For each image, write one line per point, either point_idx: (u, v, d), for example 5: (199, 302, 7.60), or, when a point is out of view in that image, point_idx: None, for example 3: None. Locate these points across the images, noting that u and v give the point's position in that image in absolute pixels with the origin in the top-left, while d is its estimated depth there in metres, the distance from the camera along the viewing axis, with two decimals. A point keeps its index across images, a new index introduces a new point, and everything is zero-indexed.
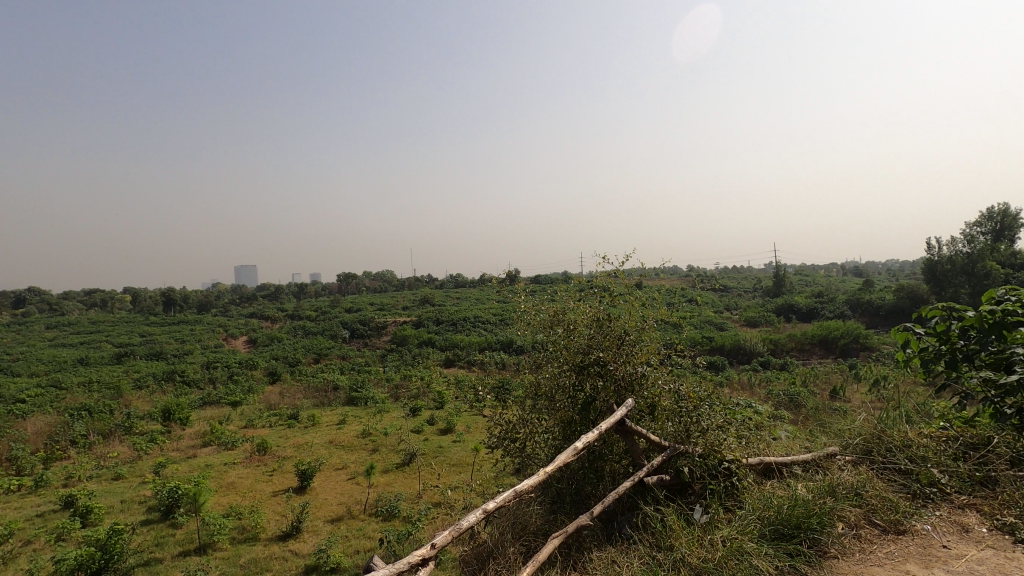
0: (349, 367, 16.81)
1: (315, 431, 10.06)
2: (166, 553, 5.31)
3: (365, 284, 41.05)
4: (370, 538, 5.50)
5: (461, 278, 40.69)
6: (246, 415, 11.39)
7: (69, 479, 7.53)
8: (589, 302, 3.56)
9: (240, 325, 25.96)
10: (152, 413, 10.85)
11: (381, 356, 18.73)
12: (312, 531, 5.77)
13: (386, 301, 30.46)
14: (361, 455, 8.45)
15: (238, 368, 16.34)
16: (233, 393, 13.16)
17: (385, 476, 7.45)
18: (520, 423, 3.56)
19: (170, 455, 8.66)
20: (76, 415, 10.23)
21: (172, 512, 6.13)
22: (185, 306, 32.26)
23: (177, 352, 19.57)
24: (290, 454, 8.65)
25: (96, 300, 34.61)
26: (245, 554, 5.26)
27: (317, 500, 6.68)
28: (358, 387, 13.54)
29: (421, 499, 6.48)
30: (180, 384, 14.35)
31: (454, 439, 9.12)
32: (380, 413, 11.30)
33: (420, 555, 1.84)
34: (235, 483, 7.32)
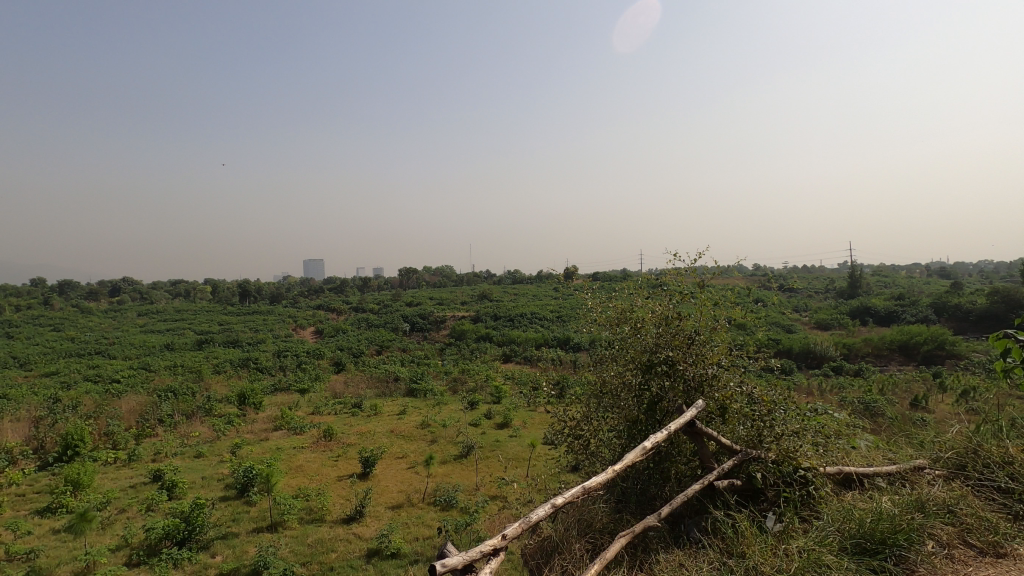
0: (410, 359, 17.30)
1: (377, 420, 10.42)
2: (241, 527, 5.66)
3: (424, 279, 41.99)
4: (428, 526, 5.64)
5: (519, 274, 40.87)
6: (314, 402, 11.95)
7: (157, 455, 8.17)
8: (657, 301, 3.49)
9: (308, 316, 27.27)
10: (229, 397, 11.58)
11: (440, 349, 19.12)
12: (374, 516, 5.99)
13: (445, 296, 31.03)
14: (420, 446, 8.68)
15: (306, 357, 17.16)
16: (302, 381, 13.84)
17: (443, 467, 7.61)
18: (584, 420, 3.56)
19: (245, 437, 9.22)
20: (164, 396, 11.08)
21: (246, 491, 6.53)
22: (259, 297, 34.19)
23: (251, 340, 20.75)
24: (354, 440, 9.02)
25: (180, 290, 37.27)
26: (312, 534, 5.52)
27: (379, 486, 6.92)
28: (418, 379, 13.91)
29: (478, 491, 6.59)
30: (254, 371, 15.23)
31: (511, 433, 9.20)
32: (439, 405, 11.58)
33: (492, 545, 1.88)
34: (304, 467, 7.70)
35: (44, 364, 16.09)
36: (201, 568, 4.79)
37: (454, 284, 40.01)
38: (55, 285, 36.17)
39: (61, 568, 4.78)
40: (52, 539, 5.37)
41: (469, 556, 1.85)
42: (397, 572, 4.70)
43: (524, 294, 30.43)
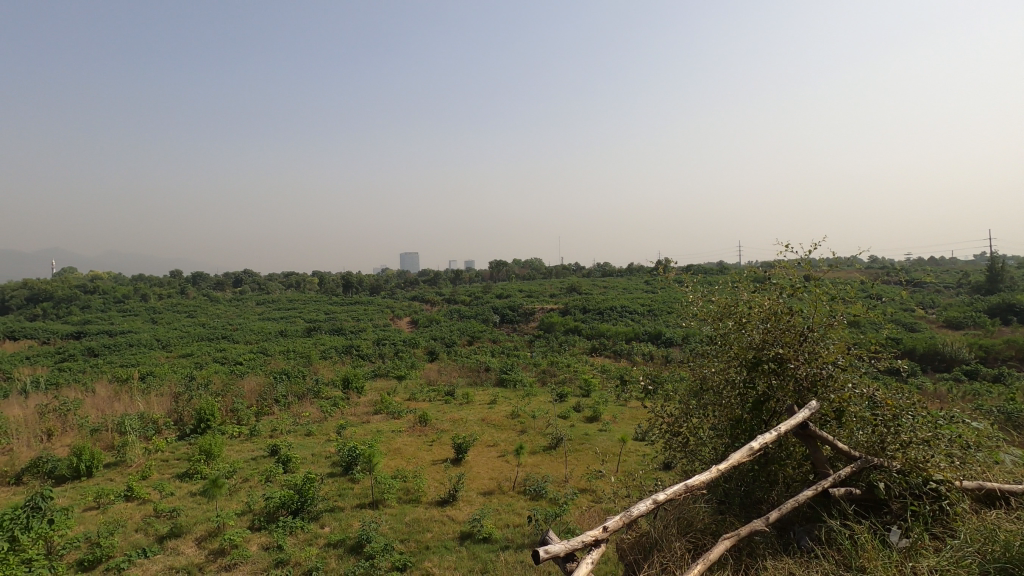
0: (500, 350, 17.63)
1: (469, 408, 10.75)
2: (346, 502, 6.09)
3: (514, 272, 42.54)
4: (518, 514, 5.75)
5: (608, 267, 40.24)
6: (410, 389, 12.55)
7: (274, 431, 8.99)
8: (764, 295, 3.31)
9: (405, 307, 28.61)
10: (334, 381, 12.46)
11: (529, 341, 19.31)
12: (466, 500, 6.20)
13: (534, 288, 31.26)
14: (510, 435, 8.85)
15: (403, 346, 18.06)
16: (399, 368, 14.58)
17: (533, 457, 7.71)
18: (683, 416, 3.46)
19: (348, 419, 9.89)
20: (279, 378, 12.15)
21: (350, 469, 7.01)
22: (360, 288, 36.41)
23: (353, 329, 22.16)
24: (447, 427, 9.38)
25: (292, 281, 40.55)
26: (409, 513, 5.82)
27: (471, 472, 7.15)
28: (508, 370, 14.16)
29: (568, 483, 6.61)
30: (356, 357, 16.26)
31: (601, 427, 9.12)
32: (528, 396, 11.73)
33: (592, 536, 1.89)
34: (401, 449, 8.12)
35: (181, 346, 18.21)
36: (312, 536, 5.22)
37: (543, 277, 40.15)
38: (190, 277, 40.74)
39: (197, 527, 5.41)
40: (190, 500, 6.09)
41: (571, 546, 1.89)
42: (489, 555, 4.84)
43: (614, 287, 29.92)
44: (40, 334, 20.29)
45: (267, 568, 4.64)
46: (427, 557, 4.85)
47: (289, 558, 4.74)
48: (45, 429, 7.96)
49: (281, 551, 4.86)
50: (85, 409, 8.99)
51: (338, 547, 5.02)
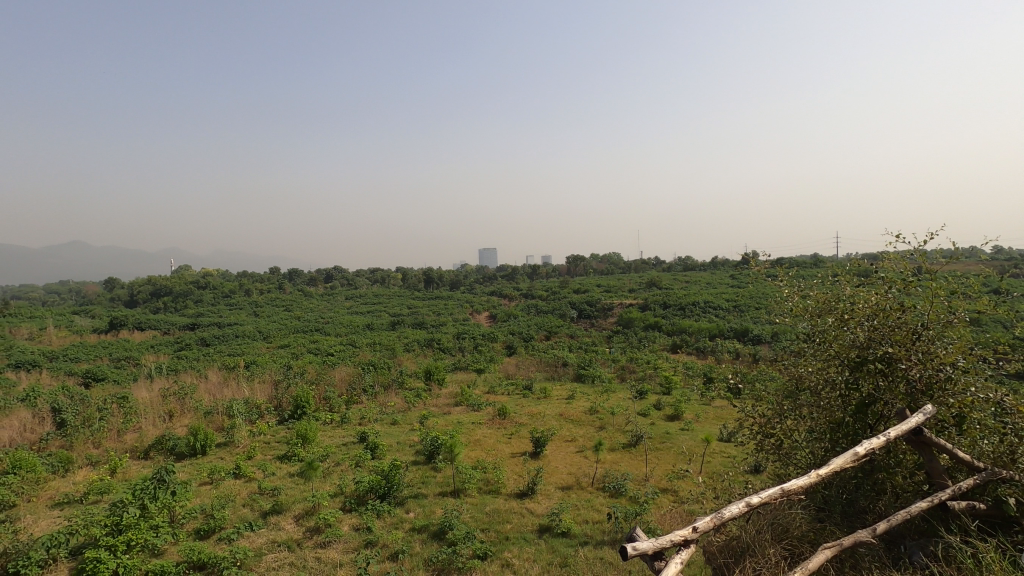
0: (578, 345, 17.52)
1: (547, 403, 10.78)
2: (430, 489, 6.32)
3: (592, 266, 42.08)
4: (598, 511, 5.71)
5: (691, 261, 38.79)
6: (489, 382, 12.79)
7: (362, 419, 9.49)
8: (867, 290, 3.06)
9: (483, 301, 29.13)
10: (418, 373, 12.93)
11: (607, 337, 19.06)
12: (545, 494, 6.24)
13: (612, 283, 30.77)
14: (589, 431, 8.79)
15: (482, 340, 18.42)
16: (478, 362, 14.90)
17: (612, 454, 7.62)
18: (776, 417, 3.28)
19: (431, 409, 10.24)
20: (367, 369, 12.79)
21: (433, 457, 7.25)
22: (440, 283, 37.49)
23: (435, 323, 22.88)
24: (525, 420, 9.47)
25: (377, 276, 42.48)
26: (489, 504, 5.95)
27: (550, 466, 7.18)
28: (586, 365, 14.06)
29: (648, 482, 6.48)
30: (437, 350, 16.78)
31: (683, 426, 8.83)
32: (607, 392, 11.60)
33: (682, 536, 1.85)
34: (481, 441, 8.30)
35: (280, 338, 19.61)
36: (398, 520, 5.47)
37: (622, 271, 39.39)
38: (287, 273, 43.78)
39: (295, 505, 5.83)
40: (290, 480, 6.57)
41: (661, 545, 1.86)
42: (568, 550, 4.85)
43: (696, 281, 28.84)
44: (162, 325, 22.62)
45: (358, 548, 4.92)
46: (507, 547, 4.94)
47: (377, 540, 5.00)
48: (167, 410, 8.89)
49: (370, 533, 5.14)
50: (200, 393, 9.93)
51: (422, 532, 5.23)
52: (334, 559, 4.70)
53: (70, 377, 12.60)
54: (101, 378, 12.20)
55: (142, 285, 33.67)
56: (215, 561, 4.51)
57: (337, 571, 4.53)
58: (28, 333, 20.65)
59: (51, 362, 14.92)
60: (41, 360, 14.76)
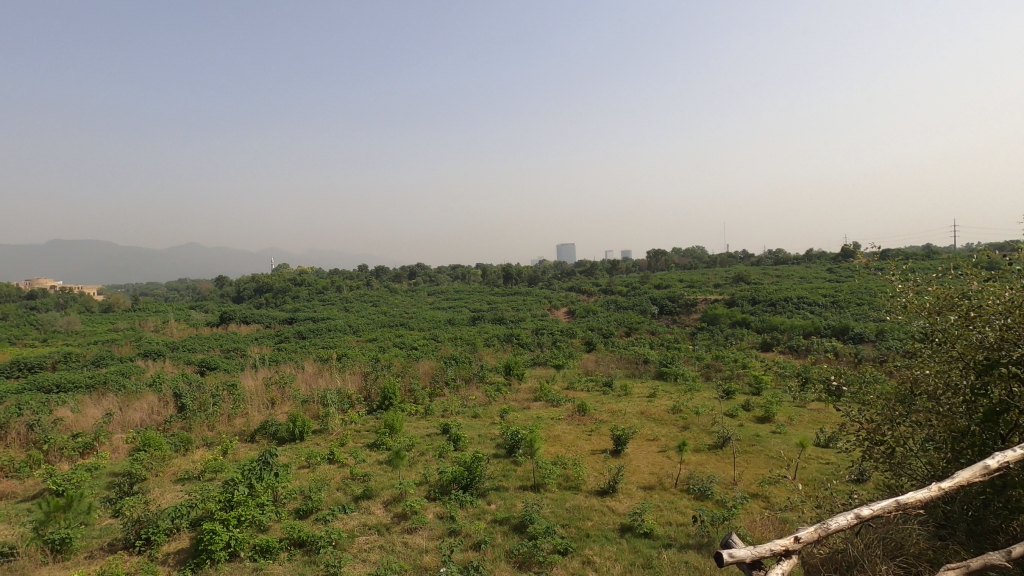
0: (659, 342, 17.04)
1: (627, 401, 10.59)
2: (510, 482, 6.41)
3: (673, 261, 40.75)
4: (682, 513, 5.53)
5: (783, 254, 36.50)
6: (568, 378, 12.74)
7: (445, 411, 9.78)
8: (1000, 284, 2.75)
9: (562, 297, 29.04)
10: (497, 368, 13.13)
11: (691, 333, 18.40)
12: (626, 493, 6.13)
13: (696, 277, 29.62)
14: (672, 431, 8.53)
15: (561, 336, 18.39)
16: (557, 357, 14.90)
17: (697, 455, 7.35)
18: (886, 424, 3.03)
19: (511, 404, 10.38)
20: (449, 363, 13.17)
21: (513, 451, 7.34)
22: (519, 279, 37.81)
23: (514, 318, 23.13)
24: (605, 418, 9.35)
25: (458, 273, 43.52)
26: (570, 500, 5.94)
27: (631, 465, 7.04)
28: (668, 363, 13.65)
29: (736, 487, 6.19)
30: (517, 346, 16.96)
31: (775, 429, 8.35)
32: (691, 391, 11.20)
33: (783, 546, 1.76)
34: (561, 437, 8.29)
35: (368, 332, 20.64)
36: (480, 511, 5.59)
37: (706, 266, 37.82)
38: (374, 270, 45.97)
39: (384, 491, 6.12)
40: (379, 468, 6.92)
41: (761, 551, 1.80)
42: (651, 551, 4.75)
43: (789, 275, 27.08)
44: (264, 319, 24.52)
45: (442, 535, 5.08)
46: (588, 544, 4.91)
47: (460, 530, 5.15)
48: (270, 398, 9.63)
49: (454, 522, 5.29)
50: (298, 382, 10.67)
51: (503, 524, 5.32)
52: (420, 545, 4.89)
53: (189, 365, 13.98)
54: (214, 367, 13.42)
55: (247, 282, 36.69)
56: (313, 539, 4.84)
57: (423, 556, 4.71)
58: (154, 325, 23.14)
59: (173, 352, 16.62)
60: (165, 350, 16.49)
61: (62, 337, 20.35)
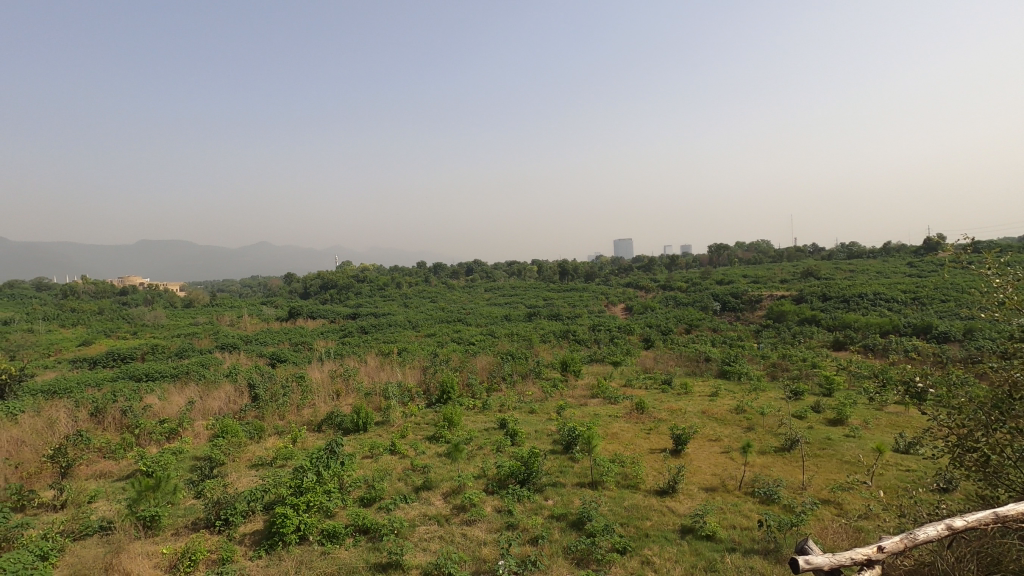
0: (721, 340, 16.47)
1: (688, 399, 10.31)
2: (568, 479, 6.39)
3: (736, 256, 39.24)
4: (746, 517, 5.34)
5: (858, 247, 34.38)
6: (625, 375, 12.56)
7: (502, 406, 9.88)
8: None
9: (619, 293, 28.58)
10: (554, 364, 13.12)
11: (756, 331, 17.67)
12: (687, 494, 5.98)
13: (761, 273, 28.44)
14: (735, 431, 8.24)
15: (618, 332, 18.14)
16: (615, 354, 14.72)
17: (762, 457, 7.08)
18: (981, 430, 2.79)
19: (567, 400, 10.34)
20: (506, 358, 13.28)
21: (570, 448, 7.31)
22: (575, 275, 37.60)
23: (570, 314, 23.02)
24: (665, 416, 9.15)
25: (514, 269, 43.74)
26: (628, 499, 5.86)
27: (692, 466, 6.86)
28: (731, 361, 13.19)
29: (805, 491, 5.91)
30: (573, 342, 16.88)
31: (848, 433, 7.90)
32: (756, 391, 10.78)
33: (865, 555, 1.74)
34: (618, 435, 8.19)
35: (427, 327, 21.13)
36: (537, 507, 5.62)
37: (772, 261, 36.20)
38: (432, 267, 46.95)
39: (443, 483, 6.26)
40: (438, 460, 7.07)
41: (839, 559, 1.74)
42: (714, 555, 4.61)
43: (864, 270, 25.49)
44: (329, 314, 25.59)
45: (500, 529, 5.14)
46: (647, 544, 4.83)
47: (518, 524, 5.19)
48: (335, 390, 10.04)
49: (512, 516, 5.35)
50: (361, 375, 11.07)
51: (561, 520, 5.31)
52: (478, 537, 4.97)
53: (261, 357, 14.79)
54: (284, 360, 14.15)
55: (313, 279, 38.34)
56: (376, 527, 5.01)
57: (482, 548, 4.78)
58: (230, 320, 24.64)
59: (247, 344, 17.65)
60: (240, 343, 17.53)
61: (150, 330, 22.02)
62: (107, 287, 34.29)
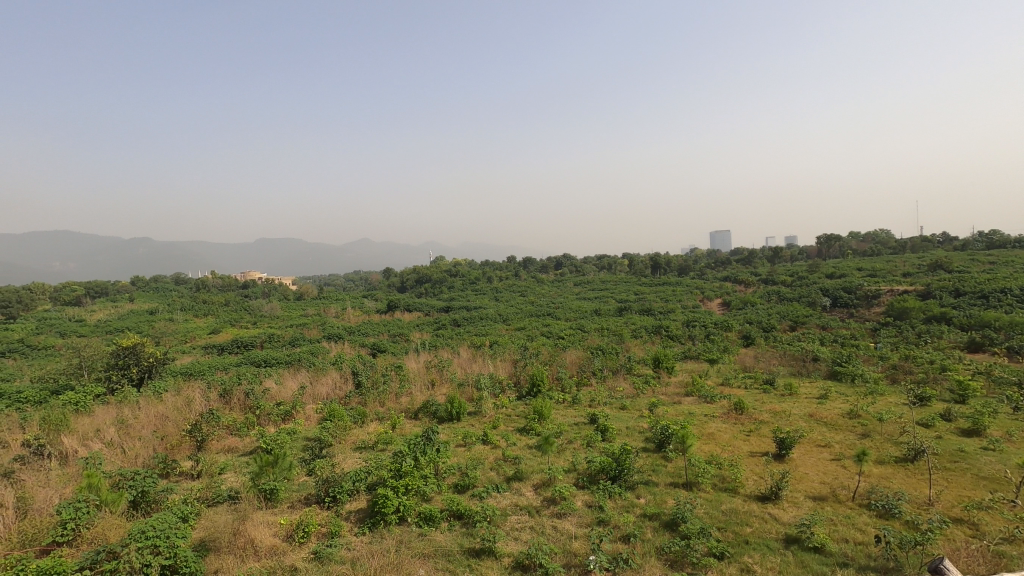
0: (832, 338, 15.24)
1: (793, 401, 9.65)
2: (661, 478, 6.22)
3: (849, 247, 36.04)
4: (861, 531, 4.92)
5: (1000, 236, 30.26)
6: (723, 374, 12.00)
7: (592, 401, 9.81)
8: None
9: (715, 288, 27.26)
10: (646, 360, 12.79)
11: (873, 329, 16.15)
12: (792, 502, 5.61)
13: (879, 265, 25.88)
14: (848, 438, 7.60)
15: (715, 328, 17.34)
16: (711, 351, 14.10)
17: (880, 467, 6.47)
18: None
19: (660, 398, 10.06)
20: (596, 353, 13.15)
21: (663, 447, 7.11)
22: (668, 269, 36.39)
23: (662, 309, 22.32)
24: (767, 418, 8.63)
25: (604, 263, 43.12)
26: (726, 502, 5.61)
27: (797, 472, 6.42)
28: (844, 361, 12.15)
29: (932, 508, 5.33)
30: (666, 338, 16.36)
31: (987, 445, 7.01)
32: (872, 394, 9.86)
33: None
34: (715, 435, 7.85)
35: (517, 320, 21.43)
36: (629, 504, 5.53)
37: (893, 252, 32.81)
38: (522, 261, 47.49)
39: (533, 474, 6.33)
40: (529, 452, 7.16)
41: None
42: (823, 569, 4.30)
43: (1007, 262, 22.42)
44: (424, 307, 26.68)
45: (591, 524, 5.12)
46: (748, 552, 4.60)
47: (609, 520, 5.15)
48: (430, 380, 10.47)
49: (602, 512, 5.31)
50: (454, 366, 11.47)
51: (654, 519, 5.19)
52: (569, 530, 4.99)
53: (364, 347, 15.75)
54: (384, 350, 14.97)
55: (410, 274, 40.19)
56: (470, 513, 5.18)
57: (572, 541, 4.79)
58: (336, 312, 26.46)
59: (351, 335, 18.87)
60: (344, 334, 18.78)
61: (267, 320, 24.19)
62: (232, 282, 37.99)
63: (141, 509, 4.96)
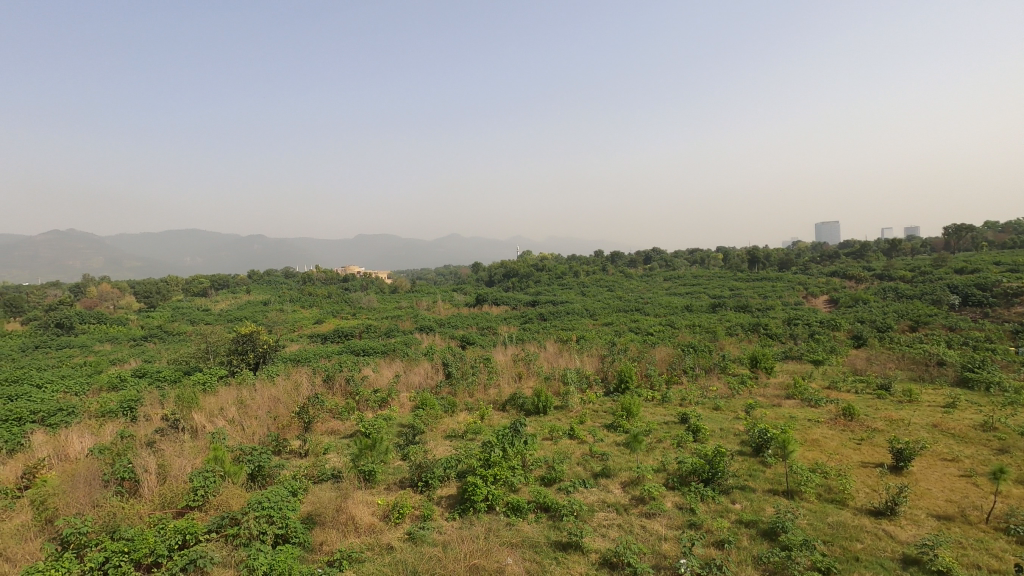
0: (961, 340, 13.63)
1: (913, 409, 8.73)
2: (758, 484, 5.89)
3: (985, 238, 31.96)
4: (996, 558, 4.37)
5: None
6: (830, 376, 11.12)
7: (683, 400, 9.46)
8: None
9: (821, 284, 25.30)
10: (742, 359, 12.14)
11: (1014, 331, 14.24)
12: (911, 519, 5.09)
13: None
14: (982, 453, 6.75)
15: (820, 327, 16.09)
16: (816, 351, 13.11)
17: (1021, 488, 5.70)
18: None
19: (758, 399, 9.51)
20: (687, 350, 12.67)
21: (761, 451, 6.72)
22: (767, 263, 34.22)
23: (761, 306, 21.05)
24: (881, 426, 7.88)
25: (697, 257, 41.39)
26: (833, 515, 5.19)
27: (917, 487, 5.82)
28: (976, 366, 10.82)
29: None
30: (765, 336, 15.42)
31: None
32: (1012, 405, 8.70)
33: None
34: (820, 442, 7.29)
35: (603, 315, 21.14)
36: (723, 509, 5.29)
37: None
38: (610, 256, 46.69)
39: (621, 472, 6.22)
40: (616, 449, 7.05)
41: None
42: None
43: None
44: (511, 301, 27.02)
45: (682, 526, 4.96)
46: (858, 570, 4.24)
47: (701, 524, 4.95)
48: (517, 373, 10.60)
49: (694, 516, 5.11)
50: (541, 360, 11.52)
51: (751, 527, 4.92)
52: (659, 531, 4.85)
53: (453, 339, 16.24)
54: (472, 342, 15.34)
55: (498, 268, 40.84)
56: (557, 506, 5.19)
57: (662, 543, 4.67)
58: (427, 305, 27.48)
59: (441, 327, 19.51)
60: (435, 326, 19.45)
61: (365, 312, 25.63)
62: (334, 275, 40.62)
63: (258, 481, 5.47)
